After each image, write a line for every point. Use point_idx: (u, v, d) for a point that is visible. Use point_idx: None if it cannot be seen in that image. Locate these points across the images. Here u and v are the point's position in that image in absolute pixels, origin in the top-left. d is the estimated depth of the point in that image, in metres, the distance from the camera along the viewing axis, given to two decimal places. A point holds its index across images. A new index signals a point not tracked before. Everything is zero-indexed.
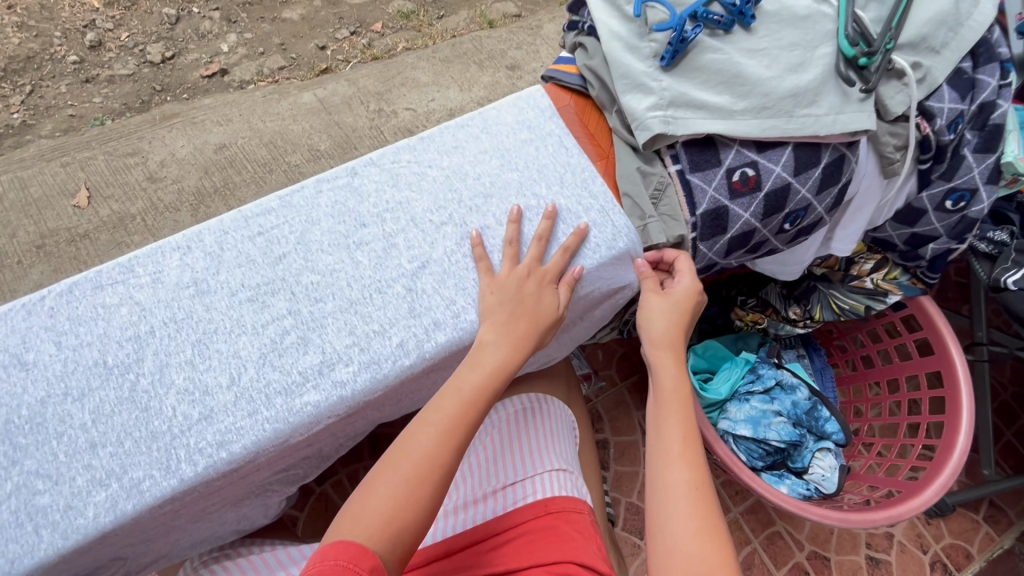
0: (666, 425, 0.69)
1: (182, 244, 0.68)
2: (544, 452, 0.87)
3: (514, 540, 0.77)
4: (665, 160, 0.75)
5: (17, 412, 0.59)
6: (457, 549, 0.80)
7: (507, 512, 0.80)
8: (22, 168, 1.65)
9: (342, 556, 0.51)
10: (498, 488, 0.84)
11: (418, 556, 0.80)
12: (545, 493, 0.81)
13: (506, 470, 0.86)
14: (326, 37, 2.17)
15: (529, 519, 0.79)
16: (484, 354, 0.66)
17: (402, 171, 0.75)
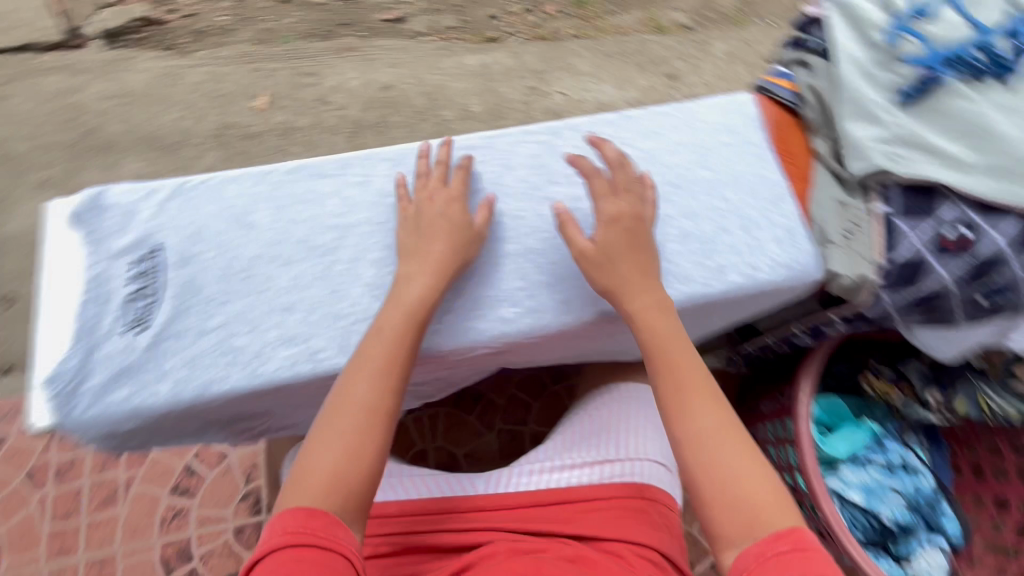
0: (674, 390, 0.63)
1: (393, 157, 0.74)
2: (646, 441, 0.86)
3: (605, 511, 0.78)
4: (872, 196, 0.71)
5: (235, 261, 0.67)
6: (547, 501, 0.80)
7: (603, 484, 0.81)
8: (220, 66, 1.84)
9: (293, 524, 0.55)
10: (596, 460, 0.84)
11: (502, 497, 0.81)
12: (644, 480, 0.82)
13: (607, 444, 0.86)
14: (500, 8, 2.23)
15: (625, 497, 0.80)
16: (408, 289, 0.64)
17: (600, 142, 0.77)
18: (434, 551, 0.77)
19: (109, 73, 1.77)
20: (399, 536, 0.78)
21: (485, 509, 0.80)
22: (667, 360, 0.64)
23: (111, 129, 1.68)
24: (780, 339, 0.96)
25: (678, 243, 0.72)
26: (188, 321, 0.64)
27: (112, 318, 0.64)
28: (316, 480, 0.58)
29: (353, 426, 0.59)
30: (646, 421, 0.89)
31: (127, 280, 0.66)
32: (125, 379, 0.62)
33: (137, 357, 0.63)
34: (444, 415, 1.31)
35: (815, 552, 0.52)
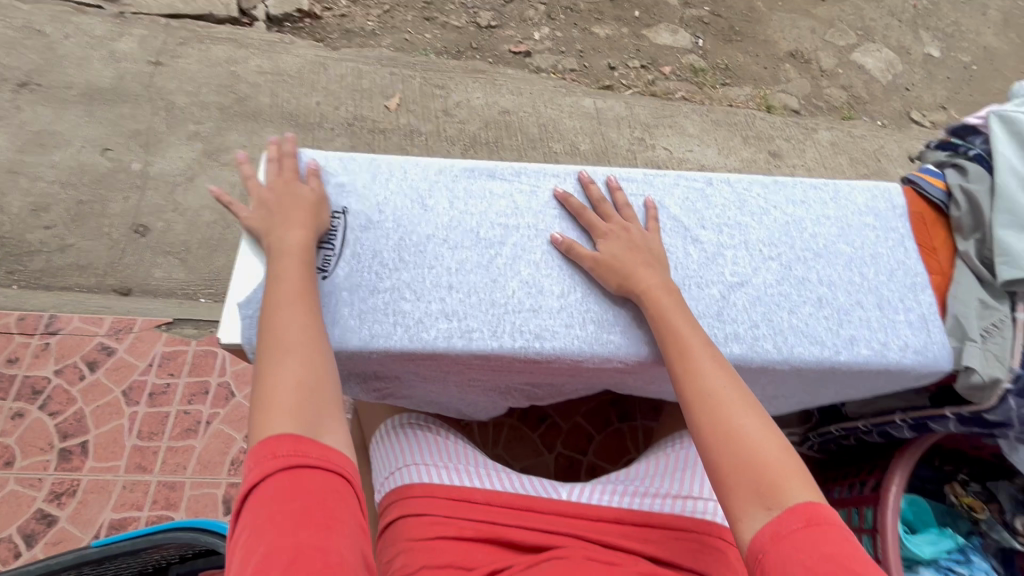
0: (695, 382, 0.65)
1: (560, 174, 0.81)
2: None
3: (685, 542, 0.80)
4: (1017, 304, 0.73)
5: (410, 236, 0.75)
6: (629, 522, 0.82)
7: (685, 516, 0.83)
8: (362, 64, 2.02)
9: (274, 449, 0.56)
10: (678, 494, 0.86)
11: (586, 507, 0.83)
12: (723, 524, 0.83)
13: (689, 483, 0.87)
14: (619, 60, 2.36)
15: (704, 533, 0.81)
16: (292, 238, 0.69)
17: (749, 199, 0.82)
18: (517, 544, 0.79)
19: (267, 52, 1.95)
20: (483, 521, 0.81)
21: (568, 515, 0.82)
22: (686, 346, 0.66)
23: (260, 101, 1.84)
24: (875, 425, 0.95)
25: (813, 306, 0.75)
26: (364, 279, 0.72)
27: None
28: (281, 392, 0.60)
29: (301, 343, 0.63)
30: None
31: None
32: None
33: None
34: (509, 426, 1.35)
35: (831, 527, 0.53)
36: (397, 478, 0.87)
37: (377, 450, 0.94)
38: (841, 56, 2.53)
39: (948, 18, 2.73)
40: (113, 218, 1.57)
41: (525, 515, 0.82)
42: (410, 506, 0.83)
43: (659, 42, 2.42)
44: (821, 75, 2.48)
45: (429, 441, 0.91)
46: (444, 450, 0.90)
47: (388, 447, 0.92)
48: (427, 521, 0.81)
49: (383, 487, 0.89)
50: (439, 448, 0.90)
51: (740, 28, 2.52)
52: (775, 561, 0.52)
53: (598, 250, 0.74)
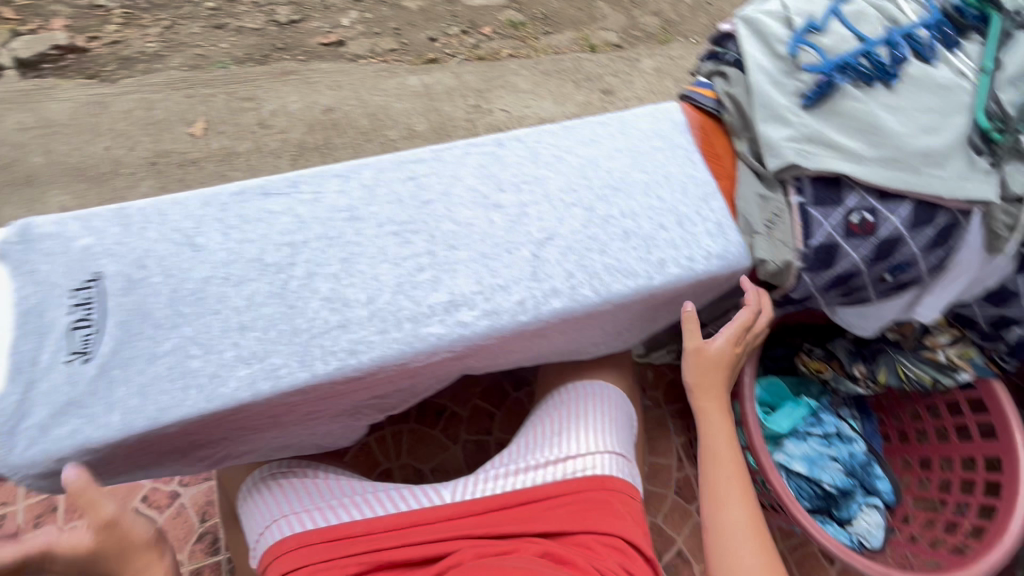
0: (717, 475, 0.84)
1: (343, 172, 0.76)
2: (605, 435, 0.91)
3: (570, 505, 0.82)
4: (789, 189, 0.79)
5: (183, 285, 0.66)
6: (513, 504, 0.83)
7: (566, 479, 0.85)
8: (150, 92, 1.78)
9: None
10: (557, 458, 0.87)
11: (473, 505, 0.83)
12: (604, 472, 0.85)
13: (567, 442, 0.89)
14: (438, 30, 2.29)
15: (586, 490, 0.83)
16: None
17: (543, 151, 0.82)
18: (406, 563, 0.77)
19: (26, 103, 1.67)
20: (365, 552, 0.77)
21: (453, 517, 0.81)
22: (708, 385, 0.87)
23: (32, 161, 1.60)
24: (722, 328, 1.02)
25: (621, 241, 0.77)
26: (136, 349, 0.63)
27: (52, 350, 0.61)
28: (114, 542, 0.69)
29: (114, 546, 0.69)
30: (601, 417, 0.93)
31: (68, 310, 0.63)
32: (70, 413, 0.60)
33: (82, 390, 0.60)
34: (408, 431, 1.31)
35: None
36: (268, 537, 0.80)
37: (245, 511, 0.85)
38: None
39: None
40: None
41: (409, 532, 0.79)
42: (284, 564, 0.76)
43: (473, 4, 2.38)
44: (632, 7, 2.57)
45: (301, 488, 0.85)
46: (320, 491, 0.85)
47: (255, 506, 0.84)
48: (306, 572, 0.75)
49: (255, 549, 0.81)
50: (315, 491, 0.85)
51: None
52: None
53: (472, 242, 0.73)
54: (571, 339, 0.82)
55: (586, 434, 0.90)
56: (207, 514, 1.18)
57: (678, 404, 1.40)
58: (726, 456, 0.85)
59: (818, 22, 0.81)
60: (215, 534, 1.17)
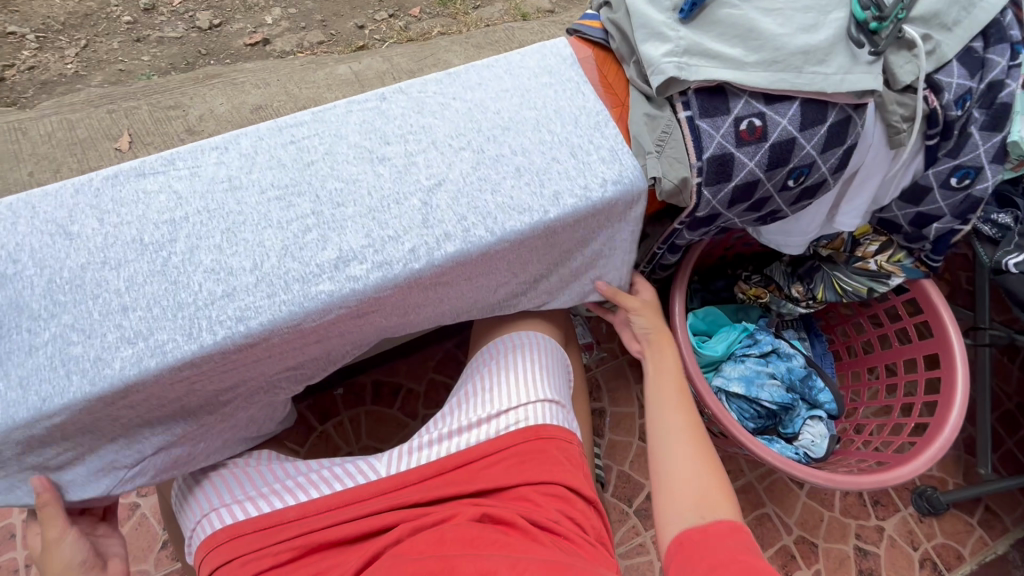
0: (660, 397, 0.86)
1: (221, 144, 0.74)
2: (539, 383, 0.86)
3: (507, 461, 0.79)
4: (677, 106, 0.78)
5: (59, 274, 0.65)
6: (449, 468, 0.80)
7: (500, 434, 0.81)
8: (71, 112, 1.75)
9: None
10: (490, 414, 0.83)
11: (408, 475, 0.79)
12: (538, 421, 0.82)
13: (500, 396, 0.85)
14: (365, 17, 2.25)
15: (522, 443, 0.80)
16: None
17: (429, 101, 0.80)
18: (341, 542, 0.74)
19: None
20: (298, 537, 0.74)
21: (387, 490, 0.78)
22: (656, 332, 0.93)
23: None
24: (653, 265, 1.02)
25: (513, 179, 0.76)
26: (17, 342, 0.62)
27: None
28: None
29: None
30: (531, 366, 0.88)
31: None
32: None
33: None
34: (365, 414, 1.30)
35: (746, 534, 0.67)
36: (201, 532, 0.77)
37: (180, 510, 0.82)
38: None
39: None
40: None
41: (341, 512, 0.76)
42: (215, 559, 0.73)
43: None
44: None
45: (229, 478, 0.81)
46: (250, 480, 0.81)
47: (186, 500, 0.81)
48: (238, 564, 0.72)
49: (192, 543, 0.78)
50: (244, 479, 0.81)
51: None
52: (690, 550, 0.67)
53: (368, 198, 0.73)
54: (482, 287, 0.81)
55: (517, 385, 0.85)
56: None
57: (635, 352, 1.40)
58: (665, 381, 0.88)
59: None
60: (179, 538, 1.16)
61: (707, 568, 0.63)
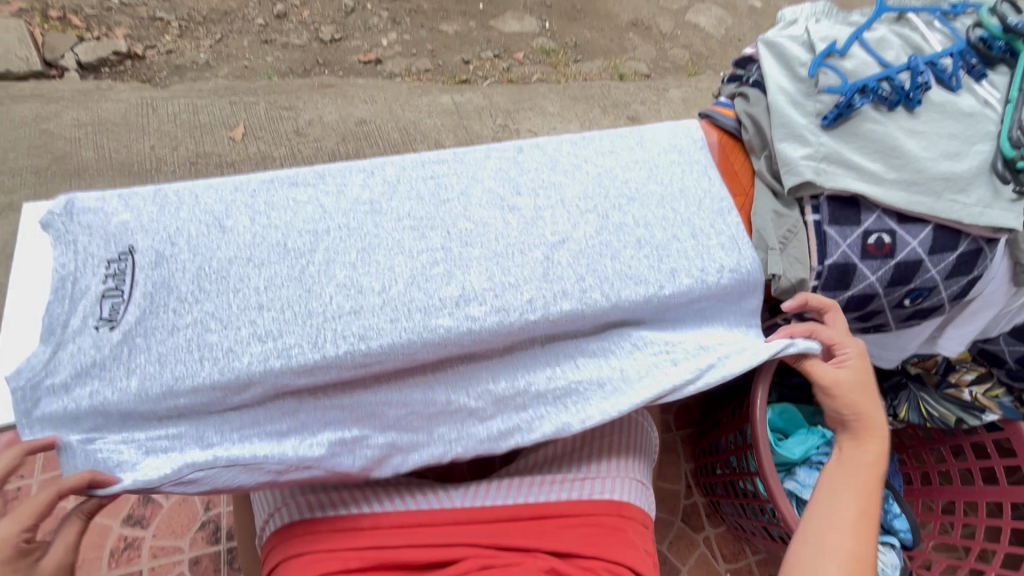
0: (840, 495, 0.76)
1: (368, 168, 0.79)
2: (623, 459, 0.89)
3: (581, 527, 0.79)
4: (805, 208, 0.79)
5: (208, 263, 0.69)
6: (525, 517, 0.80)
7: (583, 499, 0.82)
8: (198, 98, 1.88)
9: None
10: (577, 476, 0.85)
11: (487, 512, 0.80)
12: (622, 497, 0.83)
13: (588, 464, 0.87)
14: (472, 53, 2.38)
15: (602, 515, 0.80)
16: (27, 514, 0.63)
17: (562, 158, 0.84)
18: (408, 565, 0.74)
19: (84, 102, 1.77)
20: (369, 549, 0.75)
21: (459, 524, 0.78)
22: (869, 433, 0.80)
23: (82, 156, 1.67)
24: None
25: (633, 249, 0.78)
26: (162, 317, 0.66)
27: (85, 315, 0.65)
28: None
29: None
30: (623, 433, 0.92)
31: (101, 280, 0.67)
32: (92, 374, 0.63)
33: (107, 353, 0.64)
34: None
35: None
36: (277, 518, 0.80)
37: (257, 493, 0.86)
38: (676, 19, 2.74)
39: None
40: None
41: (416, 532, 0.76)
42: (292, 548, 0.76)
43: (507, 30, 2.48)
44: (663, 39, 2.66)
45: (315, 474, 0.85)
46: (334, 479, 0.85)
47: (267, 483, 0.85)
48: (310, 559, 0.73)
49: (263, 526, 0.81)
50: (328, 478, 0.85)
51: (581, 7, 2.64)
52: None
53: (495, 245, 0.75)
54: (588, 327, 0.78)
55: (605, 455, 0.87)
56: (212, 503, 1.20)
57: (689, 430, 1.37)
58: (860, 483, 0.77)
59: (840, 45, 0.82)
60: (216, 522, 1.18)
61: None
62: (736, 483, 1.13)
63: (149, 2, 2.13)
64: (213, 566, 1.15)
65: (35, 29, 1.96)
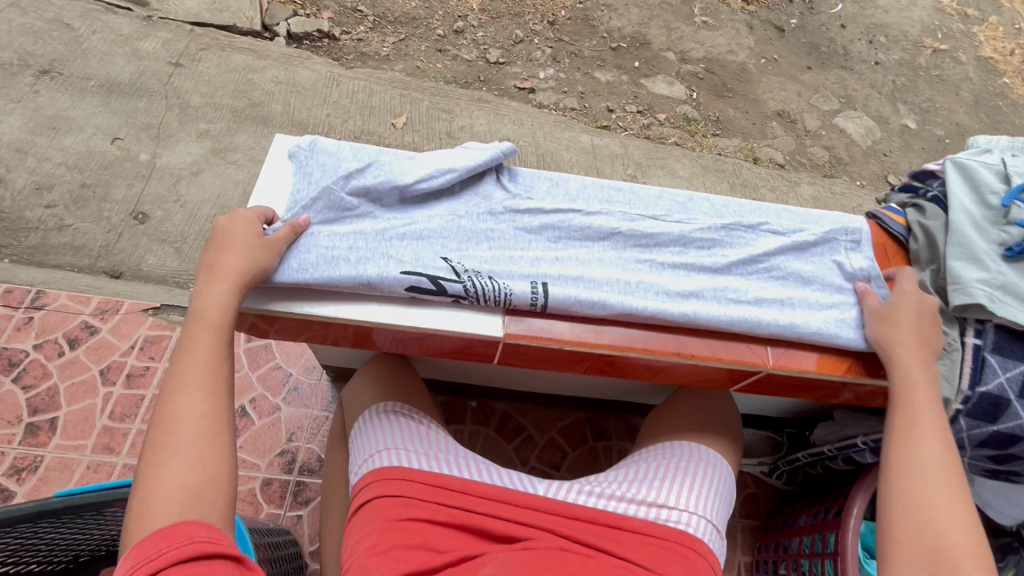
0: (909, 411, 0.73)
1: (553, 180, 0.89)
2: (703, 499, 0.86)
3: (652, 546, 0.78)
4: (967, 330, 0.78)
5: (413, 215, 0.80)
6: (601, 523, 0.81)
7: (656, 523, 0.81)
8: (375, 84, 2.10)
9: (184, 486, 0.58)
10: (652, 501, 0.84)
11: (565, 506, 0.82)
12: (695, 533, 0.81)
13: (666, 492, 0.86)
14: (618, 104, 2.50)
15: (673, 541, 0.79)
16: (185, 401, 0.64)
17: (731, 217, 0.89)
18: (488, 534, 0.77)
19: (285, 65, 2.03)
20: (456, 508, 0.78)
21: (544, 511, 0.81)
22: (918, 413, 0.72)
23: (272, 108, 1.90)
24: (837, 451, 1.06)
25: (786, 318, 0.80)
26: (370, 250, 0.76)
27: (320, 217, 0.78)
28: (186, 427, 0.61)
29: (205, 369, 0.65)
30: (713, 477, 0.91)
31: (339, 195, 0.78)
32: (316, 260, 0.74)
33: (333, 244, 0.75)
34: (484, 435, 1.36)
35: None
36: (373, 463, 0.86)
37: (358, 438, 0.93)
38: (823, 119, 2.74)
39: (923, 95, 3.00)
40: (115, 203, 1.61)
41: (500, 507, 0.80)
42: (387, 489, 0.80)
43: (656, 91, 2.59)
44: (805, 135, 2.67)
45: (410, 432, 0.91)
46: (425, 440, 0.91)
47: (368, 431, 0.93)
48: (402, 503, 0.78)
49: (358, 469, 0.88)
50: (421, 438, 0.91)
51: (731, 86, 2.72)
52: None
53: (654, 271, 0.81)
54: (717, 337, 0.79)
55: (686, 491, 0.87)
56: (294, 435, 1.30)
57: (754, 521, 1.32)
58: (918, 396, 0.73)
59: None
60: (293, 454, 1.28)
61: None
62: None
63: None
64: (280, 492, 1.24)
65: None
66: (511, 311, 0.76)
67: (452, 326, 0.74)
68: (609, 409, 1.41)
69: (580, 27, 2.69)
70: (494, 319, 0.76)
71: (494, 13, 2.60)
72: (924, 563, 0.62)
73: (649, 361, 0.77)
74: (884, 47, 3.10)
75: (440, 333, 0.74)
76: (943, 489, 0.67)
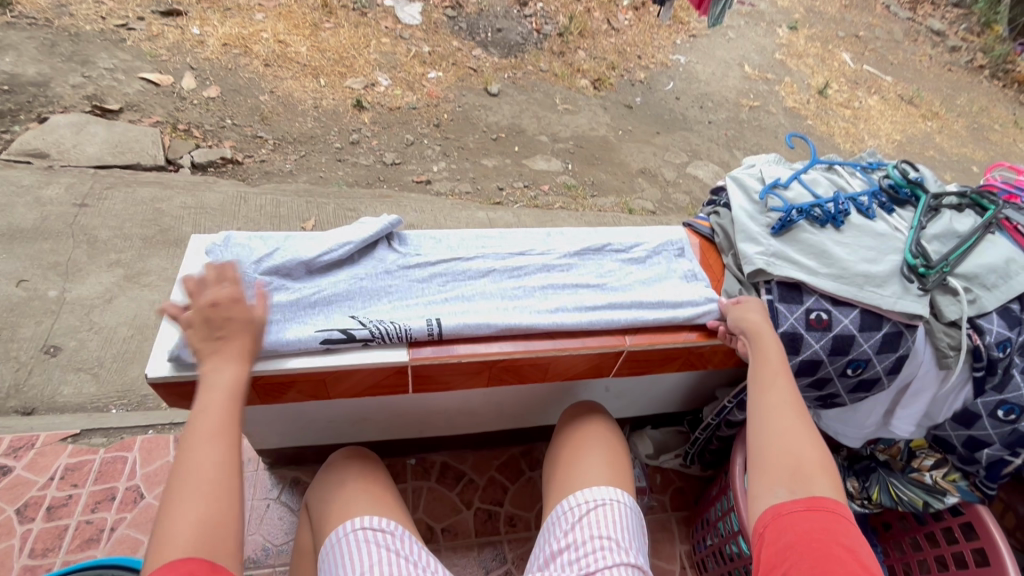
0: (760, 365, 0.92)
1: (436, 238, 1.10)
2: (608, 532, 0.89)
3: None
4: (760, 290, 1.04)
5: (322, 282, 0.96)
6: None
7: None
8: (282, 195, 2.28)
9: (201, 524, 0.65)
10: (574, 561, 0.86)
11: None
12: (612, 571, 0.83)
13: (576, 544, 0.88)
14: (506, 183, 2.86)
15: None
16: (191, 449, 0.70)
17: (580, 245, 1.14)
18: None
19: (193, 190, 2.18)
20: None
21: None
22: (767, 365, 0.91)
23: (182, 230, 2.02)
24: (717, 417, 1.27)
25: (634, 312, 1.02)
26: (287, 316, 0.91)
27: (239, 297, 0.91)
28: (208, 479, 0.67)
29: (225, 421, 0.73)
30: (603, 504, 0.93)
31: (255, 276, 0.93)
32: None
33: None
34: (427, 489, 1.42)
35: (822, 512, 0.74)
36: None
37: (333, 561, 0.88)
38: (679, 171, 3.27)
39: (751, 141, 3.67)
40: (24, 342, 1.61)
41: None
42: None
43: (536, 168, 3.00)
44: (667, 186, 3.16)
45: (363, 555, 0.87)
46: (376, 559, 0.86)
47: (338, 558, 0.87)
48: None
49: None
50: (373, 558, 0.86)
51: (598, 155, 3.20)
52: (775, 530, 0.75)
53: (525, 295, 1.02)
54: (581, 337, 0.99)
55: (594, 535, 0.88)
56: None
57: (684, 512, 1.46)
58: (767, 348, 0.93)
59: (782, 180, 1.15)
60: None
61: (802, 546, 0.72)
62: (724, 551, 1.22)
63: (254, 125, 2.68)
64: None
65: (165, 136, 2.46)
66: (414, 343, 0.93)
67: (368, 363, 0.90)
68: (539, 438, 1.54)
69: (462, 126, 3.09)
70: (399, 351, 0.91)
71: (384, 123, 2.94)
72: (785, 482, 0.79)
73: (533, 361, 0.96)
74: (713, 110, 3.80)
75: (358, 369, 0.90)
76: (791, 421, 0.85)
